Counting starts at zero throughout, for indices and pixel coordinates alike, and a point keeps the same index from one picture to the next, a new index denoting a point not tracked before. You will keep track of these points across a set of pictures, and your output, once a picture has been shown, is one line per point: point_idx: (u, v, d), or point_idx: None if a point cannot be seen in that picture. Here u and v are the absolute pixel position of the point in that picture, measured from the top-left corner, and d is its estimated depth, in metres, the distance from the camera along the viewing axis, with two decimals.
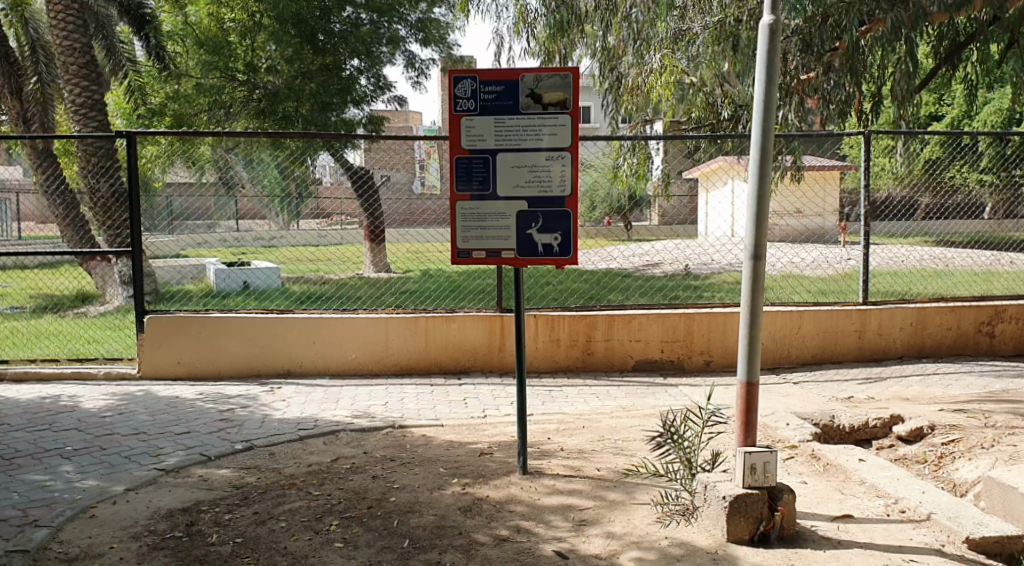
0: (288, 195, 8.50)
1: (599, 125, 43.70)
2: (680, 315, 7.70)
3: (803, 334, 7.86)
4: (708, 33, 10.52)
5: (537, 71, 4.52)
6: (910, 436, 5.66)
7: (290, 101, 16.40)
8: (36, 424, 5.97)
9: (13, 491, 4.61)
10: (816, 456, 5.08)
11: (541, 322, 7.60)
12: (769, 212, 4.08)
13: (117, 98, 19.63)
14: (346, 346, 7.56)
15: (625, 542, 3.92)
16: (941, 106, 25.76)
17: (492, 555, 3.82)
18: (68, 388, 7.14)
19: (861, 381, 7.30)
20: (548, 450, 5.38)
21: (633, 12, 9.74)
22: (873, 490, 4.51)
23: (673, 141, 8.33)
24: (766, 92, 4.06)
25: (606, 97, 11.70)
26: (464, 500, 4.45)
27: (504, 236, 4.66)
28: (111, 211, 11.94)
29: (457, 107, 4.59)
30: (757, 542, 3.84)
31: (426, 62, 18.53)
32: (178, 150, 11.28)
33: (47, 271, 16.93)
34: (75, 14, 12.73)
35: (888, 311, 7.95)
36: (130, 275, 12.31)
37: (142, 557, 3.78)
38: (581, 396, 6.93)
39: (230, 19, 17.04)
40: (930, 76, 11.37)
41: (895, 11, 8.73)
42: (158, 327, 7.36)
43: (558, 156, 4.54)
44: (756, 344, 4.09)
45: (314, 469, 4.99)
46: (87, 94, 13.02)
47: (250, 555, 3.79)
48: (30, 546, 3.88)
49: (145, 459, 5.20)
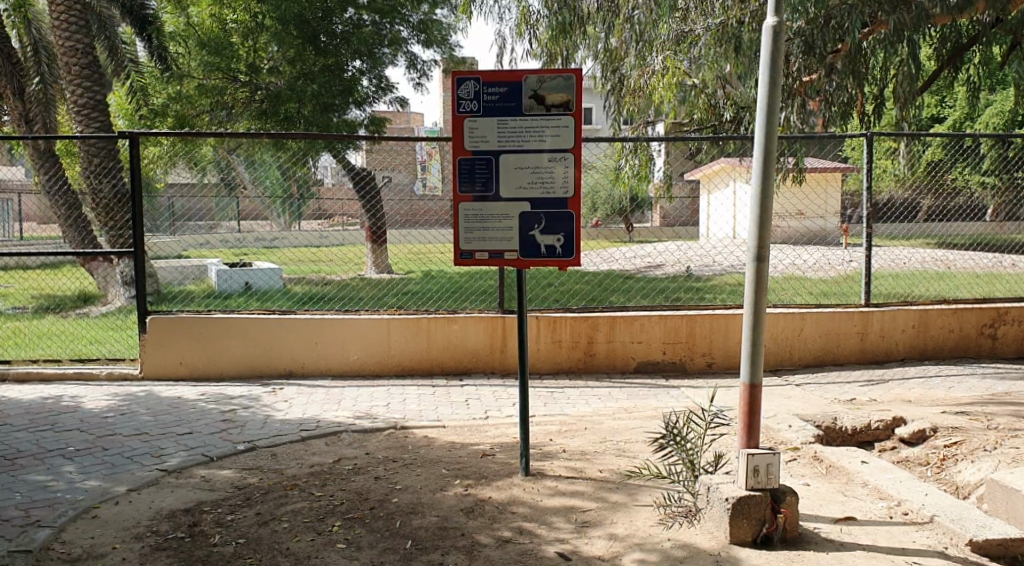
0: (289, 196, 8.62)
1: (601, 126, 43.71)
2: (681, 316, 7.70)
3: (805, 336, 7.86)
4: (709, 34, 10.20)
5: (540, 72, 4.51)
6: (912, 438, 5.66)
7: (292, 102, 16.38)
8: (38, 424, 5.98)
9: (14, 491, 4.62)
10: (818, 458, 5.09)
11: (543, 324, 7.60)
12: (772, 215, 4.08)
13: (119, 98, 19.65)
14: (347, 347, 7.55)
15: (628, 543, 3.92)
16: (942, 108, 25.80)
17: (494, 556, 3.82)
18: (70, 388, 7.15)
19: (863, 383, 7.30)
20: (550, 451, 5.38)
21: (636, 14, 9.77)
22: (875, 492, 4.51)
23: (675, 142, 7.97)
24: (769, 93, 4.07)
25: (608, 99, 11.71)
26: (466, 501, 4.46)
27: (506, 237, 4.66)
28: (112, 212, 11.98)
29: (460, 108, 4.62)
30: (760, 544, 3.83)
31: (428, 63, 18.55)
32: (181, 151, 11.31)
33: (47, 270, 16.93)
34: (77, 14, 12.75)
35: (890, 313, 7.95)
36: (131, 275, 12.33)
37: (144, 557, 3.78)
38: (583, 398, 6.93)
39: (233, 19, 17.28)
40: (933, 78, 11.34)
41: (897, 13, 8.75)
42: (159, 327, 7.35)
43: (561, 157, 4.54)
44: (758, 345, 4.10)
45: (317, 470, 5.00)
46: (89, 94, 13.03)
47: (253, 555, 3.79)
48: (32, 546, 3.88)
49: (147, 459, 5.21)
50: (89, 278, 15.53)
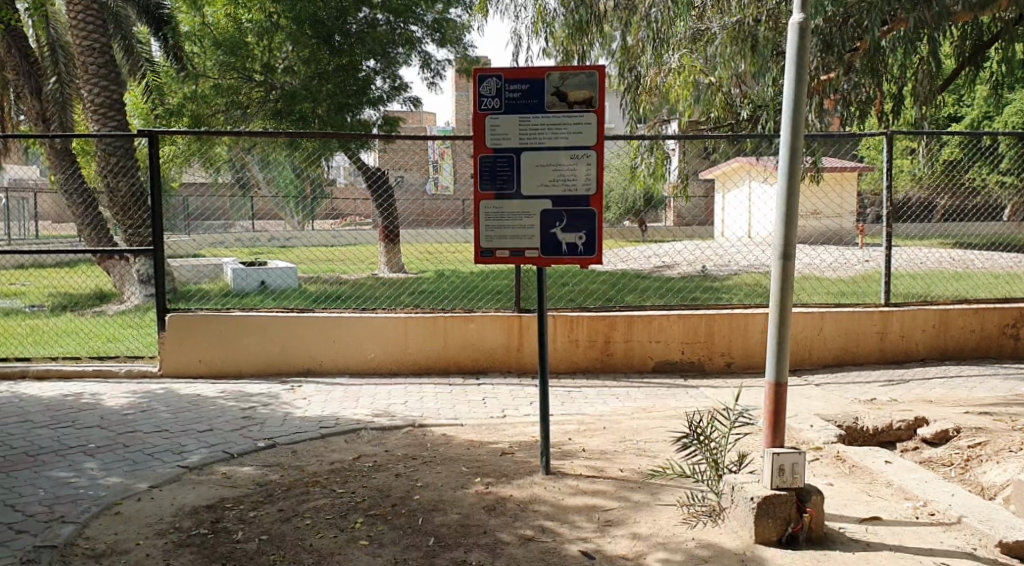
0: (303, 196, 8.56)
1: (617, 126, 43.43)
2: (700, 315, 7.66)
3: (824, 338, 7.81)
4: (725, 33, 10.21)
5: (563, 69, 4.50)
6: (935, 439, 5.59)
7: (307, 101, 16.42)
8: (60, 421, 6.00)
9: (37, 488, 4.63)
10: (841, 457, 5.06)
11: (560, 323, 7.57)
12: (799, 214, 4.03)
13: (135, 98, 19.71)
14: (366, 344, 7.56)
15: (652, 542, 3.89)
16: (960, 107, 25.67)
17: (517, 554, 3.80)
18: (91, 385, 7.17)
19: (883, 384, 7.24)
20: (570, 450, 5.36)
21: (653, 12, 9.56)
22: (900, 492, 4.47)
23: (690, 140, 7.49)
24: (795, 90, 4.02)
25: (623, 99, 11.42)
26: (487, 500, 4.44)
27: (527, 235, 4.64)
28: (130, 211, 12.20)
29: (482, 105, 4.59)
30: (786, 544, 3.80)
31: (442, 63, 18.52)
32: (196, 151, 11.57)
33: (64, 269, 17.04)
34: (94, 14, 12.80)
35: (910, 314, 7.89)
36: (149, 273, 12.38)
37: (168, 554, 3.78)
38: (602, 398, 6.88)
39: (247, 19, 16.91)
40: (953, 75, 11.19)
41: (917, 11, 8.55)
42: (180, 325, 7.37)
43: (582, 155, 4.52)
44: (784, 346, 4.06)
45: (337, 467, 4.99)
46: (106, 94, 12.97)
47: (276, 552, 3.78)
48: (57, 542, 3.89)
49: (169, 456, 5.21)
50: (106, 277, 15.64)
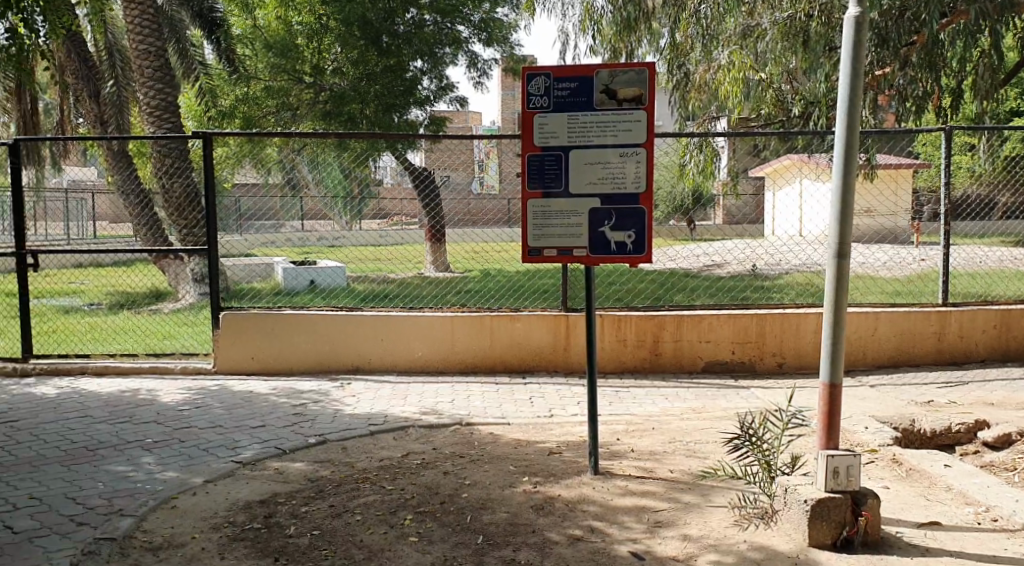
0: (350, 197, 8.81)
1: (665, 123, 43.05)
2: (751, 315, 7.56)
3: (879, 338, 7.63)
4: (776, 29, 9.93)
5: (612, 66, 4.47)
6: (997, 442, 5.41)
7: (356, 102, 16.60)
8: (119, 417, 6.17)
9: (97, 481, 4.77)
10: (898, 460, 4.94)
11: (608, 322, 7.53)
12: (855, 213, 3.94)
13: (189, 99, 20.12)
14: (413, 343, 7.61)
15: (703, 544, 3.85)
16: (1022, 101, 24.89)
17: (566, 553, 3.78)
18: (148, 381, 7.36)
19: (941, 385, 7.04)
20: (619, 450, 5.33)
21: (702, 8, 9.62)
22: (960, 497, 4.35)
23: (740, 137, 7.32)
24: (851, 85, 3.93)
25: (672, 95, 11.37)
26: (535, 499, 4.43)
27: (575, 234, 4.62)
28: (184, 211, 12.47)
29: (531, 104, 4.58)
30: (841, 548, 3.72)
31: (488, 62, 18.56)
32: (247, 152, 11.77)
33: (121, 268, 17.49)
34: (149, 18, 13.11)
35: (969, 314, 7.67)
36: (203, 273, 12.65)
37: (222, 548, 3.85)
38: (650, 398, 6.83)
39: (297, 21, 17.15)
40: (1015, 69, 10.83)
41: (979, 3, 8.43)
42: (233, 323, 7.52)
43: (632, 153, 4.48)
44: (839, 346, 3.97)
45: (387, 464, 5.04)
46: (161, 97, 13.29)
47: (327, 547, 3.83)
48: (116, 534, 4.00)
49: (223, 451, 5.32)
50: (162, 275, 16.02)
